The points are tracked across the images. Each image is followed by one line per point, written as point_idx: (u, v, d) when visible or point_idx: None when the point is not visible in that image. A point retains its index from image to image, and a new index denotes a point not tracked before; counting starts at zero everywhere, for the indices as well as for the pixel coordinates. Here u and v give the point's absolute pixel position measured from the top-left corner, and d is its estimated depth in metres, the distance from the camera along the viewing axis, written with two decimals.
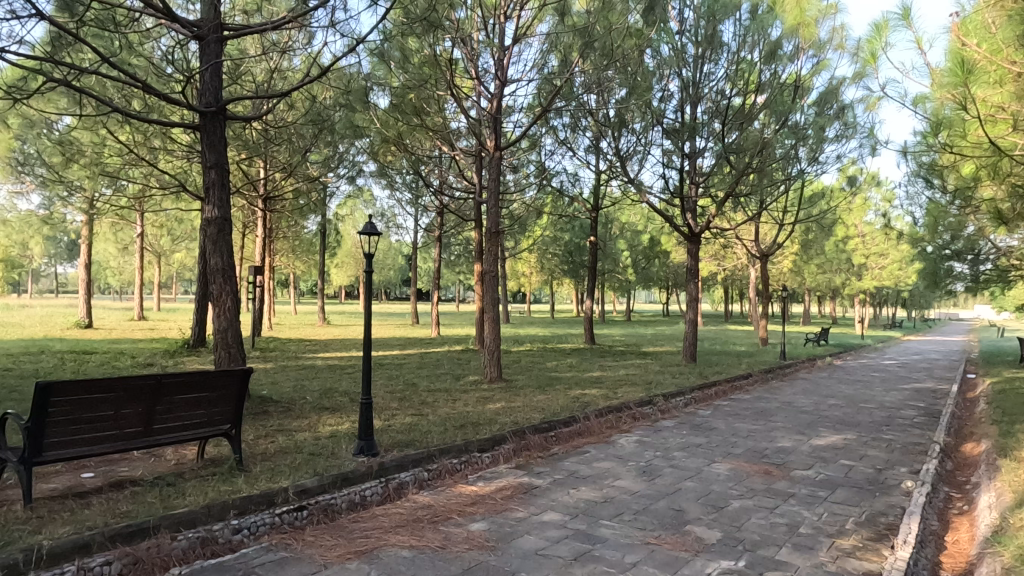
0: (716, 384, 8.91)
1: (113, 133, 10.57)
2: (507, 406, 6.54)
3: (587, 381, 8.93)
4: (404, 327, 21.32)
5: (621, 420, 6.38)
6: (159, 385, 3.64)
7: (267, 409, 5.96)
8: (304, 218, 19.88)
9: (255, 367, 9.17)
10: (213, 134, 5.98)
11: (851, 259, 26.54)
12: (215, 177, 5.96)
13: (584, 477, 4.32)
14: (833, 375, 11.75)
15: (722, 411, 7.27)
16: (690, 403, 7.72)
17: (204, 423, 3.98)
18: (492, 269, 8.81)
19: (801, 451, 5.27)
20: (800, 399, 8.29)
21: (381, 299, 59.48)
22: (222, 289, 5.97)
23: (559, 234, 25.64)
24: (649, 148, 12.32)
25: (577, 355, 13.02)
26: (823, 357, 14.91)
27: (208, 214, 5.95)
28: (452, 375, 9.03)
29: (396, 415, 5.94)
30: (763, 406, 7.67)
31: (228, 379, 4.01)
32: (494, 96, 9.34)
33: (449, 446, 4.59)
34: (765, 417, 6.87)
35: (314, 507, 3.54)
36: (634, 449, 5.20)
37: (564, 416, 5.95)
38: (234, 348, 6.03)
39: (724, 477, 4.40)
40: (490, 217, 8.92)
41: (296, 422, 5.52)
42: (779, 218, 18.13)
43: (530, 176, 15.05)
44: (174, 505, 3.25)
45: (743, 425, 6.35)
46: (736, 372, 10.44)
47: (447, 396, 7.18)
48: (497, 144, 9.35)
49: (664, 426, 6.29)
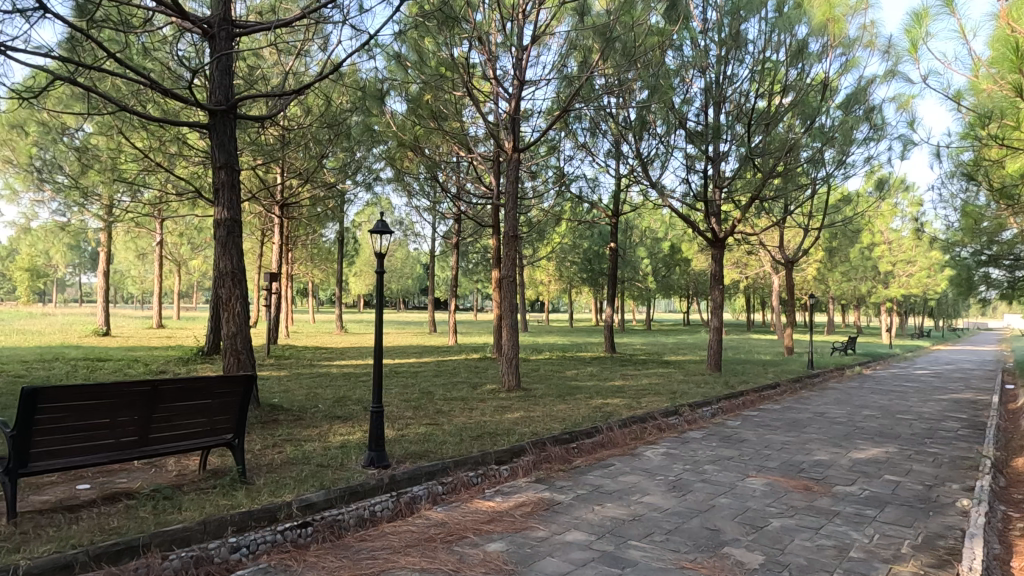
0: (743, 394, 8.56)
1: (129, 139, 10.49)
2: (526, 416, 6.25)
3: (608, 390, 8.62)
4: (422, 336, 21.11)
5: (646, 431, 6.08)
6: (155, 390, 3.43)
7: (277, 417, 5.74)
8: (322, 225, 19.82)
9: (268, 374, 8.97)
10: (223, 133, 5.81)
11: (877, 266, 25.97)
12: (224, 178, 5.79)
13: (609, 492, 4.02)
14: (865, 385, 11.30)
15: (752, 421, 6.92)
16: (717, 413, 7.40)
17: (206, 432, 3.75)
18: (510, 274, 8.55)
19: (840, 465, 4.93)
20: (833, 410, 7.91)
21: (399, 308, 59.51)
22: (231, 293, 5.76)
23: (578, 241, 25.42)
24: (671, 152, 12.02)
25: (597, 364, 12.70)
26: (852, 366, 14.46)
27: (217, 216, 5.77)
28: (469, 384, 8.76)
29: (410, 425, 5.68)
30: (795, 416, 7.32)
31: (230, 386, 3.78)
32: (511, 98, 9.16)
33: (465, 459, 4.33)
34: (797, 428, 6.52)
35: (320, 523, 3.29)
36: (662, 462, 4.89)
37: (586, 427, 5.66)
38: (244, 354, 5.83)
39: (760, 494, 4.08)
40: (508, 221, 8.67)
41: (305, 431, 5.29)
42: (805, 224, 17.70)
43: (548, 181, 14.82)
44: (168, 521, 3.01)
45: (775, 437, 6.01)
46: (763, 381, 10.07)
47: (463, 404, 6.92)
48: (515, 146, 9.12)
49: (691, 437, 5.97)
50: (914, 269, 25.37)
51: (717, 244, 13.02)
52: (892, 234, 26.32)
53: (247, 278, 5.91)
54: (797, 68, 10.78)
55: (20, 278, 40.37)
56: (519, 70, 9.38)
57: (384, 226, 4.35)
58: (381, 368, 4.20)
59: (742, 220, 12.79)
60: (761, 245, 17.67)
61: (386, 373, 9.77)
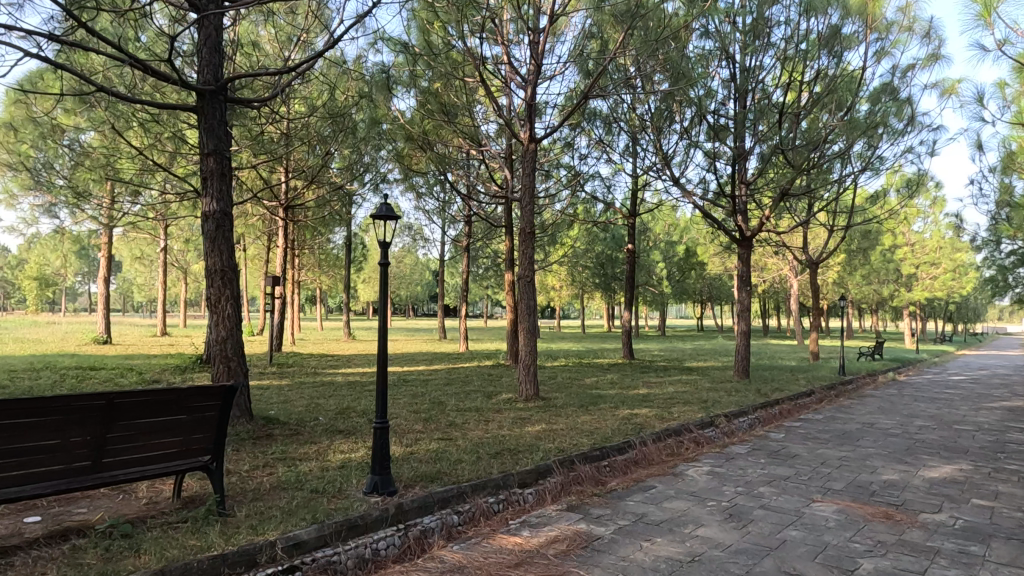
0: (779, 403, 7.89)
1: (123, 136, 9.95)
2: (549, 429, 5.62)
3: (634, 399, 7.97)
4: (432, 343, 20.54)
5: (684, 446, 5.44)
6: (111, 405, 2.81)
7: (272, 432, 5.14)
8: (329, 231, 19.30)
9: (269, 384, 8.38)
10: (212, 116, 5.26)
11: (899, 269, 25.15)
12: (213, 166, 5.22)
13: (657, 523, 3.39)
14: (904, 392, 10.58)
15: (797, 434, 6.25)
16: (755, 424, 6.75)
17: (179, 454, 3.12)
18: (527, 274, 7.93)
19: (916, 487, 4.27)
20: (882, 420, 7.22)
21: (409, 315, 59.03)
22: (221, 293, 5.18)
23: (592, 244, 24.77)
24: (693, 147, 11.39)
25: (618, 371, 12.03)
26: (884, 372, 13.71)
27: (205, 208, 5.21)
28: (483, 393, 8.15)
29: (420, 440, 5.07)
30: (842, 427, 6.66)
31: (205, 399, 3.14)
32: (527, 85, 8.55)
33: (484, 482, 3.73)
34: (851, 441, 5.86)
35: (310, 567, 2.68)
36: (709, 483, 4.25)
37: (616, 442, 5.04)
38: (234, 362, 5.23)
39: (836, 524, 3.44)
40: (523, 216, 8.05)
41: (302, 448, 4.69)
42: (831, 223, 16.98)
43: (562, 182, 14.19)
44: (119, 569, 2.41)
45: (830, 452, 5.36)
46: (797, 388, 9.38)
47: (479, 416, 6.30)
48: (531, 136, 8.51)
49: (735, 453, 5.32)
50: (938, 272, 24.46)
51: (744, 243, 12.37)
52: (914, 236, 25.55)
53: (239, 277, 5.33)
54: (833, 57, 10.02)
55: (28, 287, 40.47)
56: (534, 58, 8.80)
57: (388, 212, 3.74)
58: (387, 377, 3.56)
59: (769, 218, 12.15)
60: (783, 246, 16.96)
61: (395, 381, 9.15)
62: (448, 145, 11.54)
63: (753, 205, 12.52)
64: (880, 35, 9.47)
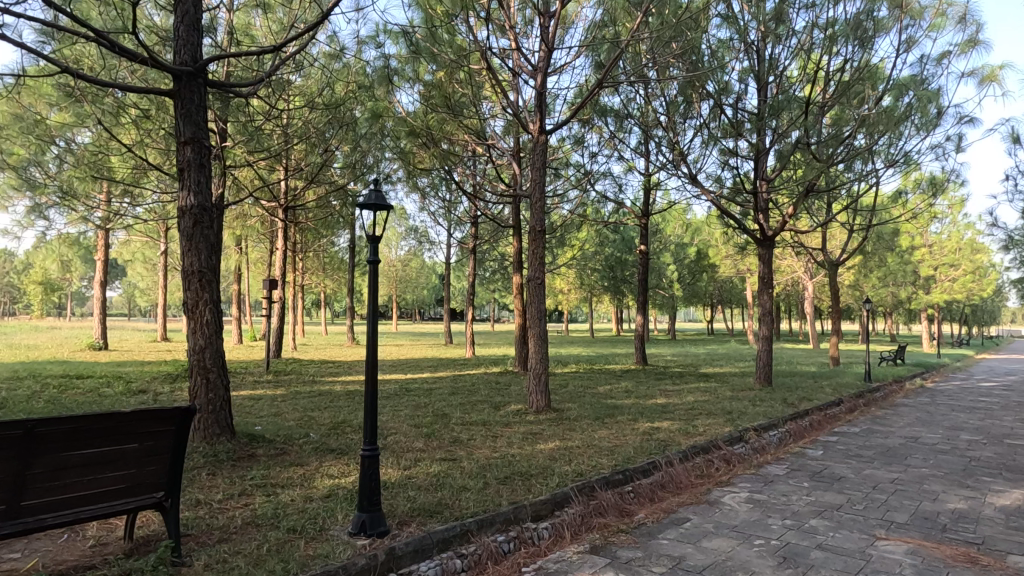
0: (811, 415, 7.30)
1: (111, 133, 9.47)
2: (564, 447, 5.07)
3: (653, 411, 7.39)
4: (437, 348, 20.03)
5: (715, 467, 4.88)
6: (31, 434, 2.25)
7: (255, 452, 4.61)
8: (332, 233, 18.82)
9: (264, 394, 7.86)
10: (188, 100, 4.75)
11: (917, 271, 24.52)
12: (190, 155, 4.72)
13: (699, 571, 2.83)
14: (938, 401, 9.95)
15: (837, 451, 5.68)
16: (788, 439, 6.18)
17: (125, 491, 2.57)
18: (537, 275, 7.38)
19: (991, 520, 3.69)
20: (926, 433, 6.63)
21: (416, 319, 58.58)
22: (198, 297, 4.64)
23: (601, 246, 24.15)
24: (711, 142, 10.83)
25: (631, 378, 11.45)
26: (911, 379, 13.07)
27: (181, 202, 4.69)
28: (490, 404, 7.58)
29: (420, 461, 4.53)
30: (884, 443, 6.07)
31: (155, 424, 2.60)
32: (536, 75, 8.00)
33: (491, 517, 3.21)
34: (900, 460, 5.28)
35: None
36: (750, 514, 3.68)
37: (640, 464, 4.49)
38: (214, 373, 4.69)
39: (914, 571, 2.88)
40: (533, 214, 7.50)
41: (287, 472, 4.17)
42: (851, 224, 16.33)
43: (571, 182, 13.62)
44: None
45: (879, 473, 4.78)
46: (825, 397, 8.80)
47: (486, 431, 5.75)
48: (542, 128, 7.93)
49: (773, 475, 4.75)
50: (958, 273, 24.02)
51: (765, 243, 11.80)
52: (931, 237, 24.91)
53: (219, 280, 4.80)
54: (862, 46, 9.42)
55: (33, 291, 40.43)
56: (545, 45, 8.28)
57: (376, 199, 3.18)
58: (375, 397, 3.01)
59: (792, 217, 11.57)
60: (801, 247, 16.34)
61: (396, 390, 8.60)
62: (453, 142, 11.00)
63: (772, 203, 11.96)
64: (911, 18, 8.89)
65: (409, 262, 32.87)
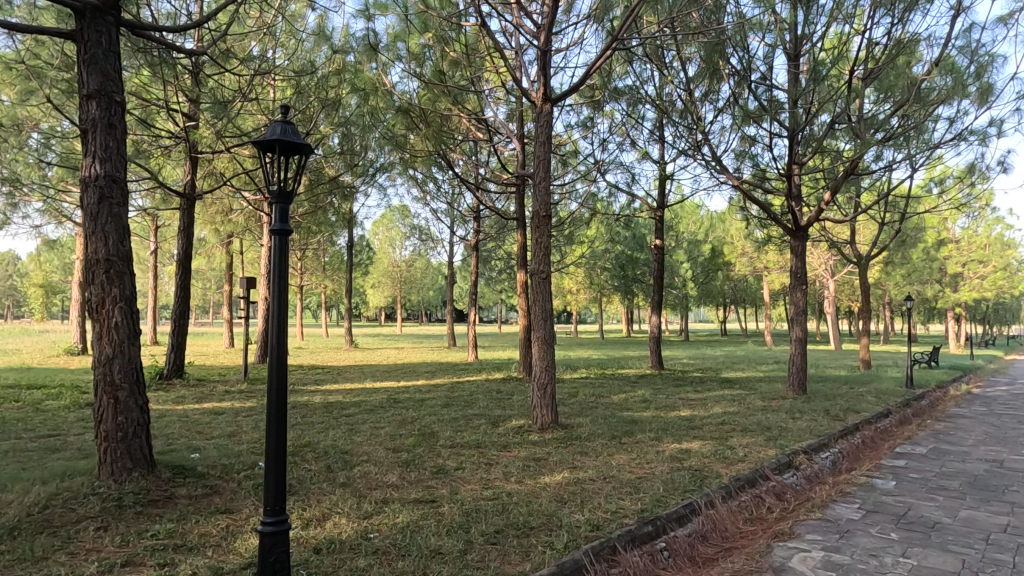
0: (865, 433, 6.19)
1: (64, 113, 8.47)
2: (575, 481, 4.00)
3: (677, 426, 6.32)
4: (439, 351, 19.02)
5: (765, 507, 3.82)
6: None
7: (175, 492, 3.60)
8: (328, 230, 17.78)
9: (229, 408, 6.82)
10: (94, 43, 3.74)
11: (944, 268, 23.18)
12: (96, 112, 3.71)
13: None
14: (997, 410, 8.78)
15: (913, 480, 4.60)
16: (846, 464, 5.10)
17: None
18: (541, 269, 6.33)
19: None
20: (1010, 454, 5.51)
21: (420, 320, 57.43)
22: (102, 292, 3.63)
23: (611, 243, 23.02)
24: (736, 122, 9.72)
25: (647, 384, 10.34)
26: (956, 383, 11.88)
27: (84, 173, 3.69)
28: (487, 420, 6.50)
29: (386, 505, 3.48)
30: (966, 468, 4.97)
31: None
32: (540, 36, 6.95)
33: None
34: (998, 495, 4.19)
35: None
36: None
37: (672, 508, 3.44)
38: (125, 392, 3.66)
39: None
40: (536, 198, 6.42)
41: (206, 523, 3.12)
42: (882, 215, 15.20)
43: (579, 172, 12.51)
44: None
45: (982, 516, 3.70)
46: (872, 407, 7.69)
47: (478, 457, 4.69)
48: (545, 97, 6.86)
49: (848, 519, 3.67)
50: (987, 270, 22.85)
51: (797, 234, 10.63)
52: (958, 232, 23.60)
53: (135, 272, 3.79)
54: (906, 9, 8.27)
55: (34, 298, 39.52)
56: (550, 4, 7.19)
57: (284, 135, 2.18)
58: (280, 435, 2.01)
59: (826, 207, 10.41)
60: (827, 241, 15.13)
61: (382, 402, 7.53)
62: (449, 124, 9.97)
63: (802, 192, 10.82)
64: None
65: (414, 263, 31.89)
